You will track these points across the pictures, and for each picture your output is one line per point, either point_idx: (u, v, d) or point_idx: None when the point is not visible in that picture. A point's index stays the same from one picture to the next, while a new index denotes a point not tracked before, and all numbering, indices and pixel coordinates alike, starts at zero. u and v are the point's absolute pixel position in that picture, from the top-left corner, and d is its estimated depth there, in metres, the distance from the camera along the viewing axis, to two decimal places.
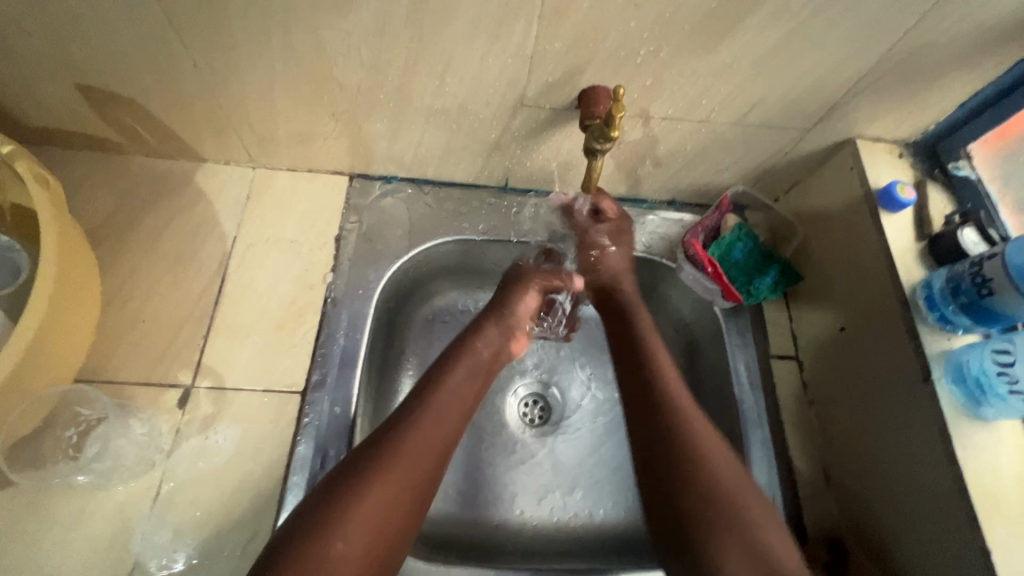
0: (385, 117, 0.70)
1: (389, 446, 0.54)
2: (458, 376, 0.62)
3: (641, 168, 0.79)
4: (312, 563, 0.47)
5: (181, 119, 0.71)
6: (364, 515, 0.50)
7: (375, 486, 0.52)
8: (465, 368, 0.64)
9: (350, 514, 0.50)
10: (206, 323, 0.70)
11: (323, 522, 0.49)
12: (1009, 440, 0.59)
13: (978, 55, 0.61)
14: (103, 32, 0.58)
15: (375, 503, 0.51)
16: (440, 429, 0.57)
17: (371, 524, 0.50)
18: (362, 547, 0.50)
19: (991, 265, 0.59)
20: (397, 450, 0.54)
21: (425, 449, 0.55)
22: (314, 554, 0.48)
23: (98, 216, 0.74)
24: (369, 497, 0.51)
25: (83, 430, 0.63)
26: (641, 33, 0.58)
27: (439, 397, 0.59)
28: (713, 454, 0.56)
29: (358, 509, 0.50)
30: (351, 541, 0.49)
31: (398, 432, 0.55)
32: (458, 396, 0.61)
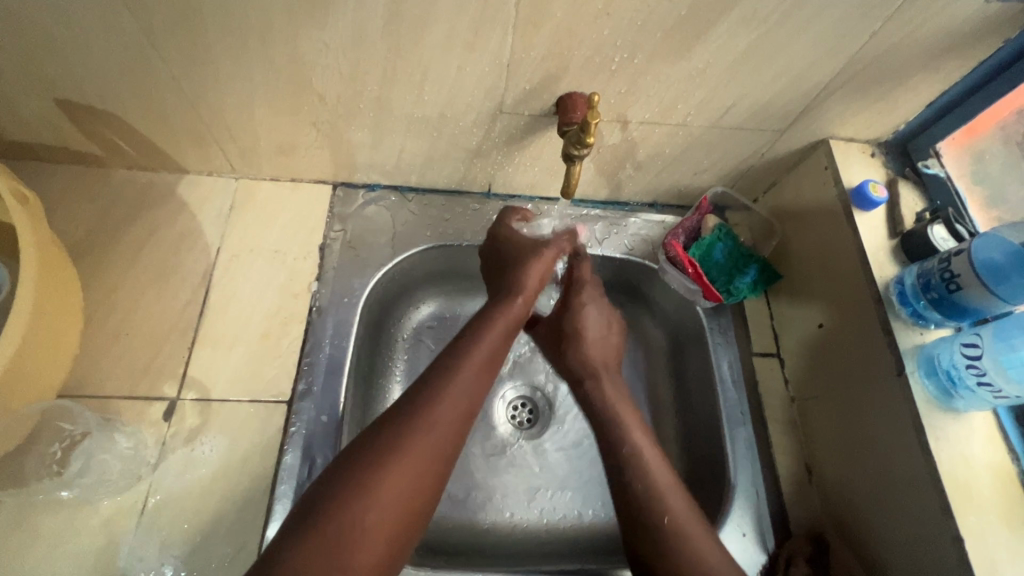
0: (366, 126, 0.71)
1: (421, 413, 0.53)
2: (491, 343, 0.60)
3: (622, 172, 0.80)
4: (341, 533, 0.46)
5: (161, 132, 0.71)
6: (399, 483, 0.49)
7: (407, 456, 0.50)
8: (497, 334, 0.62)
9: (383, 482, 0.49)
10: (191, 334, 0.70)
11: (357, 489, 0.48)
12: (980, 432, 0.60)
13: (942, 57, 0.63)
14: (80, 46, 0.58)
15: (408, 472, 0.50)
16: (473, 387, 0.57)
17: (406, 493, 0.49)
18: (395, 514, 0.48)
19: (958, 261, 0.61)
20: (430, 417, 0.53)
21: (459, 415, 0.55)
22: (345, 525, 0.46)
23: (79, 230, 0.74)
24: (400, 466, 0.50)
25: (67, 445, 0.63)
26: (615, 40, 0.59)
27: (470, 361, 0.58)
28: (663, 485, 0.57)
29: (391, 477, 0.49)
30: (385, 507, 0.48)
31: (432, 399, 0.54)
32: (490, 362, 0.59)
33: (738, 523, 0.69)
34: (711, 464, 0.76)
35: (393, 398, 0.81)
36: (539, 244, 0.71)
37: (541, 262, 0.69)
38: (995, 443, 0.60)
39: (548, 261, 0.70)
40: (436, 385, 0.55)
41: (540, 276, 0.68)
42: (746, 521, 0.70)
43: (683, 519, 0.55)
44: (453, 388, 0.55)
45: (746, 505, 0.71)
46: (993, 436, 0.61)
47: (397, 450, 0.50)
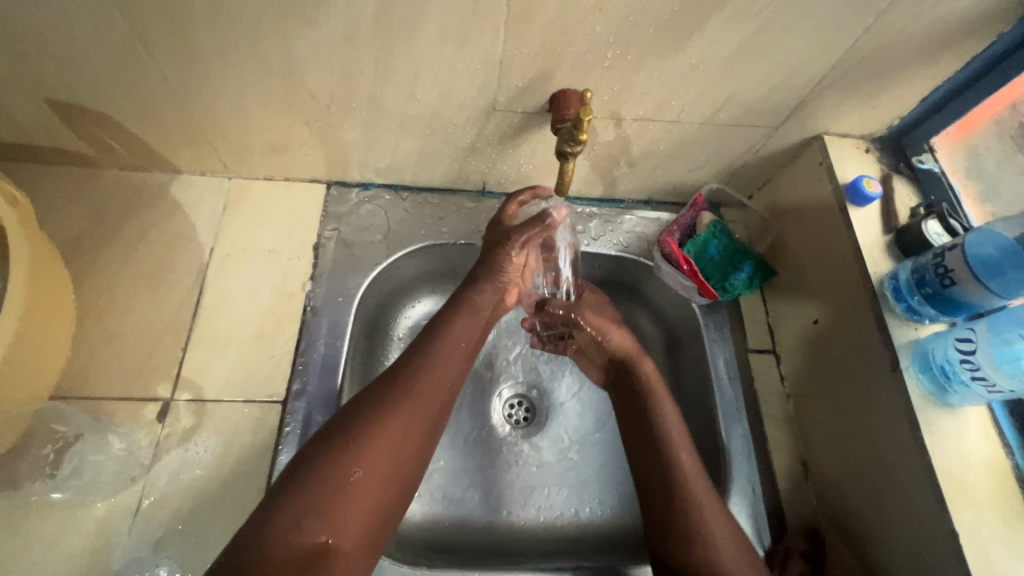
0: (359, 125, 0.70)
1: (401, 384, 0.56)
2: (463, 325, 0.64)
3: (616, 169, 0.80)
4: (328, 492, 0.49)
5: (153, 132, 0.70)
6: (384, 446, 0.52)
7: (390, 423, 0.53)
8: (468, 318, 0.65)
9: (368, 443, 0.52)
10: (185, 335, 0.70)
11: (343, 449, 0.51)
12: (975, 427, 0.60)
13: (935, 52, 0.63)
14: (68, 45, 0.58)
15: (392, 436, 0.53)
16: (450, 359, 0.60)
17: (391, 456, 0.52)
18: (381, 475, 0.51)
19: (952, 256, 0.61)
20: (409, 384, 0.56)
21: (438, 387, 0.58)
22: (333, 484, 0.49)
23: (72, 231, 0.73)
24: (385, 428, 0.53)
25: (61, 447, 0.62)
26: (607, 37, 0.59)
27: (445, 341, 0.61)
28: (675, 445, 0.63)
29: (376, 440, 0.52)
30: (371, 468, 0.51)
31: (412, 372, 0.57)
32: (466, 340, 0.63)
33: None
34: (708, 461, 0.76)
35: (390, 359, 0.82)
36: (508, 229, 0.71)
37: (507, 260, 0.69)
38: (989, 438, 0.60)
39: (516, 254, 0.70)
40: (416, 362, 0.58)
41: (513, 265, 0.70)
42: (742, 518, 0.70)
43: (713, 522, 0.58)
44: (432, 360, 0.59)
45: (743, 502, 0.71)
46: (988, 430, 0.61)
47: (380, 417, 0.53)
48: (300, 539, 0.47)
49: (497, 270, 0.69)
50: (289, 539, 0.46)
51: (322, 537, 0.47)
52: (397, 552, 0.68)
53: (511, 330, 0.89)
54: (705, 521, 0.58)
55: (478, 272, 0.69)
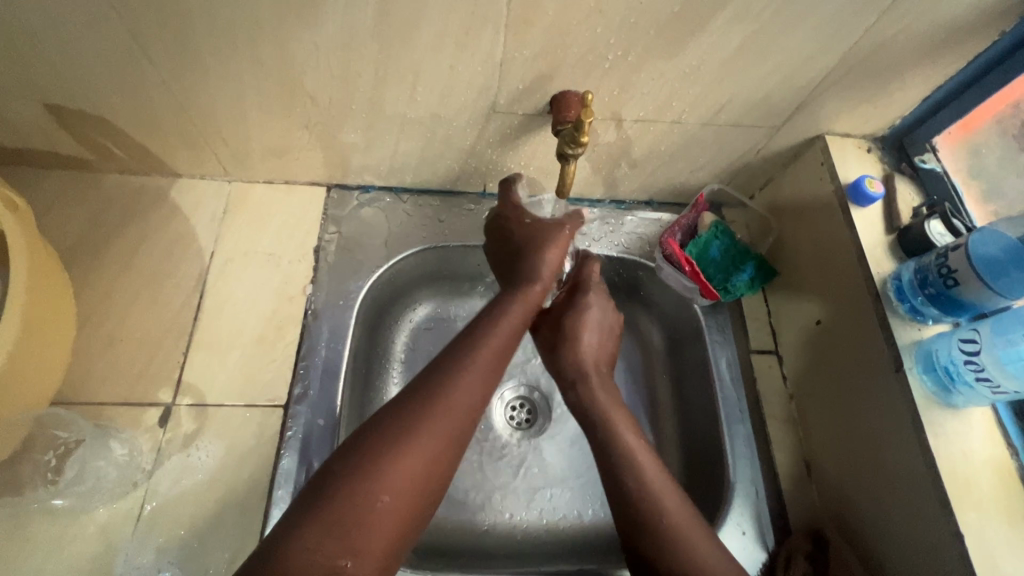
0: (359, 128, 0.70)
1: (436, 399, 0.53)
2: (506, 330, 0.60)
3: (617, 170, 0.80)
4: (353, 514, 0.47)
5: (152, 136, 0.70)
6: (414, 467, 0.50)
7: (422, 442, 0.51)
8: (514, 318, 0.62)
9: (393, 466, 0.49)
10: (186, 339, 0.70)
11: (369, 472, 0.49)
12: (979, 428, 0.60)
13: (937, 51, 0.63)
14: (66, 50, 0.57)
15: (424, 457, 0.51)
16: (485, 374, 0.57)
17: (420, 478, 0.50)
18: (409, 498, 0.50)
19: (955, 257, 0.60)
20: (441, 403, 0.53)
21: (473, 401, 0.55)
22: (356, 504, 0.47)
23: (72, 236, 0.73)
24: (411, 452, 0.50)
25: (62, 452, 0.62)
26: (608, 38, 0.58)
27: (485, 347, 0.58)
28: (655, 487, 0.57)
29: (405, 463, 0.50)
30: (398, 492, 0.49)
31: (448, 386, 0.54)
32: (506, 349, 0.60)
33: (738, 521, 0.69)
34: (711, 462, 0.76)
35: (388, 396, 0.80)
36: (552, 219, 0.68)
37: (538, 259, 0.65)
38: (994, 438, 0.60)
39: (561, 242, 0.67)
40: (453, 372, 0.55)
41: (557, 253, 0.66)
42: (746, 519, 0.69)
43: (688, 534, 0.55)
44: (466, 375, 0.55)
45: (746, 503, 0.70)
46: (992, 431, 0.60)
47: (412, 435, 0.51)
48: (321, 560, 0.45)
49: (541, 262, 0.65)
50: (309, 558, 0.45)
51: (341, 560, 0.46)
52: None
53: None
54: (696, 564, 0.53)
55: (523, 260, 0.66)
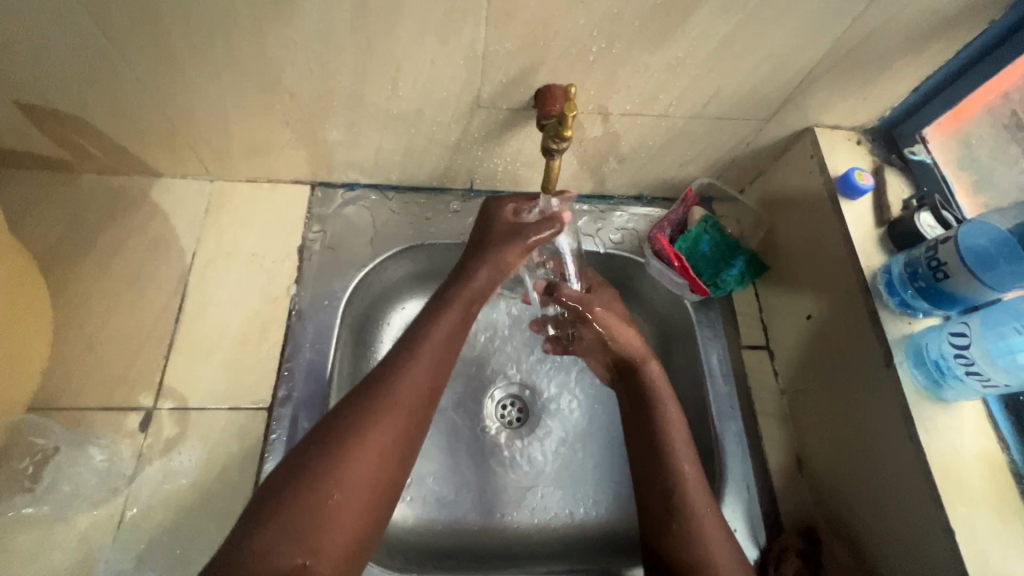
0: (341, 124, 0.69)
1: (374, 398, 0.55)
2: (447, 325, 0.62)
3: (605, 165, 0.79)
4: (308, 514, 0.48)
5: (130, 135, 0.69)
6: (363, 463, 0.51)
7: (368, 438, 0.52)
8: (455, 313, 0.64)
9: (344, 462, 0.50)
10: (167, 342, 0.69)
11: (321, 468, 0.50)
12: (969, 421, 0.60)
13: (926, 40, 0.62)
14: (35, 46, 0.56)
15: (370, 454, 0.52)
16: (431, 371, 0.59)
17: (370, 476, 0.51)
18: (361, 495, 0.50)
19: (945, 250, 0.60)
20: (389, 398, 0.55)
21: (414, 396, 0.56)
22: (307, 506, 0.48)
23: (48, 238, 0.71)
24: (361, 449, 0.52)
25: (40, 460, 0.61)
26: (591, 30, 0.57)
27: (423, 344, 0.60)
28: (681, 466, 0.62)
29: (354, 460, 0.51)
30: (349, 491, 0.50)
31: (389, 382, 0.56)
32: (447, 346, 0.61)
33: (730, 519, 0.69)
34: (703, 458, 0.75)
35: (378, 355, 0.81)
36: (517, 228, 0.68)
37: (509, 252, 0.67)
38: (985, 432, 0.60)
39: (513, 255, 0.67)
40: (395, 372, 0.57)
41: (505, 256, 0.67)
42: (737, 516, 0.69)
43: (707, 518, 0.58)
44: (409, 369, 0.57)
45: (738, 500, 0.70)
46: (983, 424, 0.60)
47: (357, 436, 0.52)
48: (279, 562, 0.46)
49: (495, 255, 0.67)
50: (267, 560, 0.45)
51: (299, 559, 0.46)
52: (387, 559, 0.67)
53: (501, 332, 0.88)
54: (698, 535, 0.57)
55: (469, 260, 0.67)
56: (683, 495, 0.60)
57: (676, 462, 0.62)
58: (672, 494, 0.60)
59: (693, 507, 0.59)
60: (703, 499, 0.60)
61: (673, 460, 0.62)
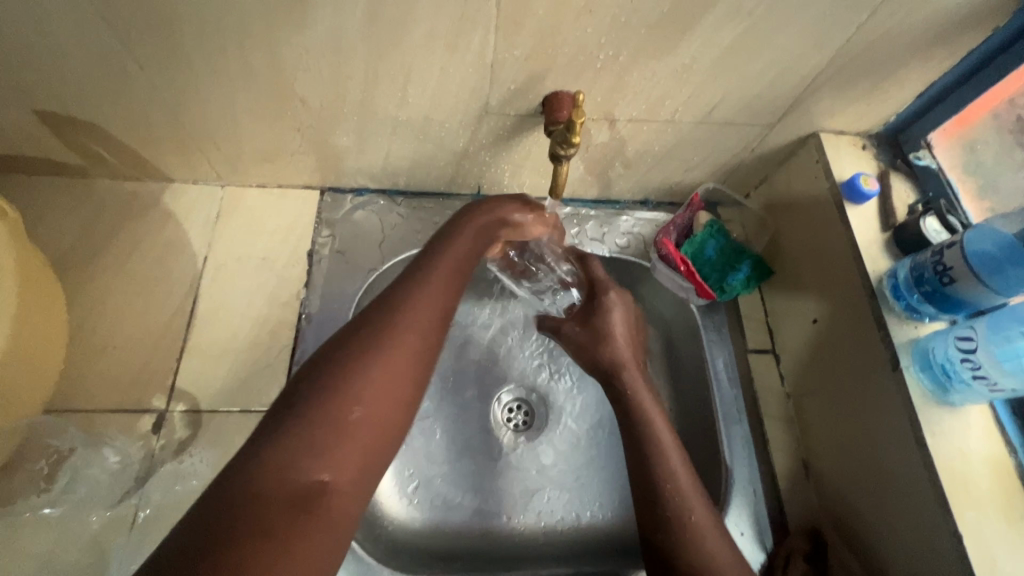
0: (351, 130, 0.70)
1: (392, 316, 0.52)
2: (460, 251, 0.60)
3: (611, 170, 0.79)
4: (328, 430, 0.44)
5: (143, 141, 0.70)
6: (385, 378, 0.48)
7: (388, 352, 0.49)
8: (465, 244, 0.62)
9: (365, 377, 0.47)
10: (179, 345, 0.70)
11: (341, 384, 0.47)
12: (977, 426, 0.60)
13: (931, 46, 0.62)
14: (54, 55, 0.57)
15: (392, 368, 0.49)
16: (445, 292, 0.56)
17: (394, 390, 0.48)
18: (383, 411, 0.47)
19: (951, 254, 0.60)
20: (406, 315, 0.52)
21: (432, 313, 0.54)
22: (326, 421, 0.45)
23: (63, 243, 0.73)
24: (382, 365, 0.49)
25: (55, 461, 0.62)
26: (598, 38, 0.58)
27: (437, 268, 0.57)
28: (677, 477, 0.60)
29: (375, 374, 0.48)
30: (371, 404, 0.47)
31: (404, 300, 0.53)
32: (460, 271, 0.59)
33: (736, 523, 0.69)
34: (709, 462, 0.76)
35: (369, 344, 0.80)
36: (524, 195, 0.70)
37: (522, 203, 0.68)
38: (992, 436, 0.60)
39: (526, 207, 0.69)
40: (412, 290, 0.54)
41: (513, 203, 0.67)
42: (743, 520, 0.69)
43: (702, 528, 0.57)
44: (424, 289, 0.55)
45: (745, 504, 0.70)
46: (990, 428, 0.60)
47: (379, 350, 0.49)
48: (298, 479, 0.42)
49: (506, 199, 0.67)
50: (286, 478, 0.42)
51: (320, 475, 0.43)
52: (396, 561, 0.67)
53: (506, 337, 0.88)
54: (698, 547, 0.55)
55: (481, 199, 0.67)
56: (677, 505, 0.58)
57: (669, 470, 0.60)
58: (667, 502, 0.58)
59: (687, 517, 0.57)
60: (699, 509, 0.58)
61: (663, 466, 0.60)
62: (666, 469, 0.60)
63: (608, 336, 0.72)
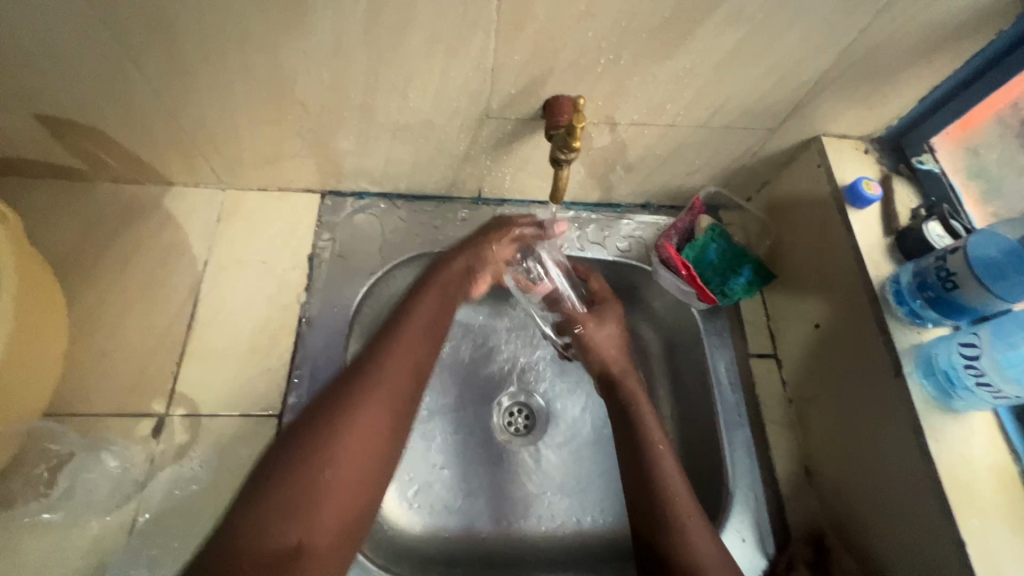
0: (351, 134, 0.69)
1: (361, 381, 0.58)
2: (426, 312, 0.66)
3: (612, 174, 0.79)
4: (300, 493, 0.51)
5: (144, 145, 0.70)
6: (351, 443, 0.54)
7: (354, 421, 0.55)
8: (432, 303, 0.67)
9: (335, 442, 0.53)
10: (179, 349, 0.70)
11: (312, 450, 0.53)
12: (980, 433, 0.59)
13: (933, 50, 0.62)
14: (55, 60, 0.57)
15: (359, 432, 0.55)
16: (410, 353, 0.62)
17: (360, 451, 0.54)
18: (351, 474, 0.53)
19: (954, 260, 0.60)
20: (372, 380, 0.58)
21: (398, 376, 0.60)
22: (300, 484, 0.51)
23: (63, 246, 0.73)
24: (350, 429, 0.54)
25: (54, 465, 0.62)
26: (599, 42, 0.58)
27: (403, 331, 0.63)
28: (669, 474, 0.62)
29: (343, 440, 0.54)
30: (340, 467, 0.53)
31: (372, 365, 0.59)
32: (426, 331, 0.65)
33: (737, 528, 0.68)
34: (710, 467, 0.75)
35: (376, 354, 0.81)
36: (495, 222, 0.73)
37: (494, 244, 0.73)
38: (996, 443, 0.59)
39: (501, 243, 0.74)
40: (379, 354, 0.61)
41: (478, 255, 0.72)
42: (745, 526, 0.69)
43: (693, 528, 0.58)
44: (392, 354, 0.61)
45: (746, 509, 0.70)
46: (993, 435, 0.60)
47: (347, 416, 0.55)
48: (273, 542, 0.48)
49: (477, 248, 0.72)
50: (263, 540, 0.48)
51: (295, 537, 0.49)
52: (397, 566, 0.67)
53: (506, 340, 0.88)
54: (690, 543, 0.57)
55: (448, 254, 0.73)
56: (671, 501, 0.60)
57: (662, 472, 0.62)
58: (660, 498, 0.60)
59: (682, 517, 0.58)
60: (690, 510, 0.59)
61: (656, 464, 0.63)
62: (660, 466, 0.62)
63: (605, 343, 0.75)
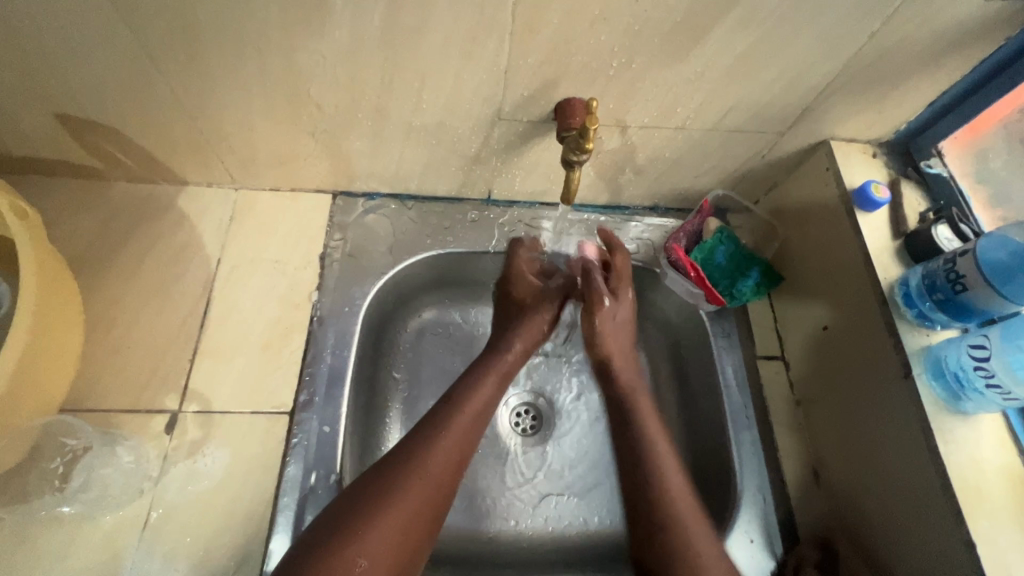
0: (365, 135, 0.70)
1: (407, 467, 0.56)
2: (482, 399, 0.64)
3: (622, 176, 0.80)
4: None
5: (161, 145, 0.71)
6: (384, 534, 0.52)
7: (387, 512, 0.53)
8: (488, 389, 0.66)
9: (369, 531, 0.51)
10: (192, 346, 0.70)
11: (346, 536, 0.51)
12: (989, 435, 0.59)
13: (942, 56, 0.63)
14: (79, 62, 0.58)
15: (395, 522, 0.53)
16: (461, 439, 0.60)
17: (394, 543, 0.52)
18: (383, 567, 0.51)
19: (963, 262, 0.60)
20: (415, 468, 0.56)
21: (444, 465, 0.58)
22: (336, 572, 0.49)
23: (79, 243, 0.74)
24: (386, 518, 0.52)
25: (69, 459, 0.62)
26: (612, 45, 0.59)
27: (454, 419, 0.61)
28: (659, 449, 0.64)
29: (377, 529, 0.52)
30: (373, 558, 0.51)
31: (419, 451, 0.57)
32: (479, 418, 0.63)
33: (746, 529, 0.69)
34: (718, 468, 0.75)
35: (388, 445, 0.78)
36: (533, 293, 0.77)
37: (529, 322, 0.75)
38: (1005, 445, 0.60)
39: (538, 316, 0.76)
40: (425, 438, 0.59)
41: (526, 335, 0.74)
42: (753, 527, 0.69)
43: (696, 532, 0.58)
44: (439, 438, 0.59)
45: (754, 511, 0.70)
46: (1002, 437, 0.60)
47: (386, 502, 0.53)
48: None
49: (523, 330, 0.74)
50: None
51: None
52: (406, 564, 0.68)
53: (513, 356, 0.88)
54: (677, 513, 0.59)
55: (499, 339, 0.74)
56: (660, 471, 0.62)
57: (658, 455, 0.63)
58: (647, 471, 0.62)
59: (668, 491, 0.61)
60: (692, 509, 0.60)
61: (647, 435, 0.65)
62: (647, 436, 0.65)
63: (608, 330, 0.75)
